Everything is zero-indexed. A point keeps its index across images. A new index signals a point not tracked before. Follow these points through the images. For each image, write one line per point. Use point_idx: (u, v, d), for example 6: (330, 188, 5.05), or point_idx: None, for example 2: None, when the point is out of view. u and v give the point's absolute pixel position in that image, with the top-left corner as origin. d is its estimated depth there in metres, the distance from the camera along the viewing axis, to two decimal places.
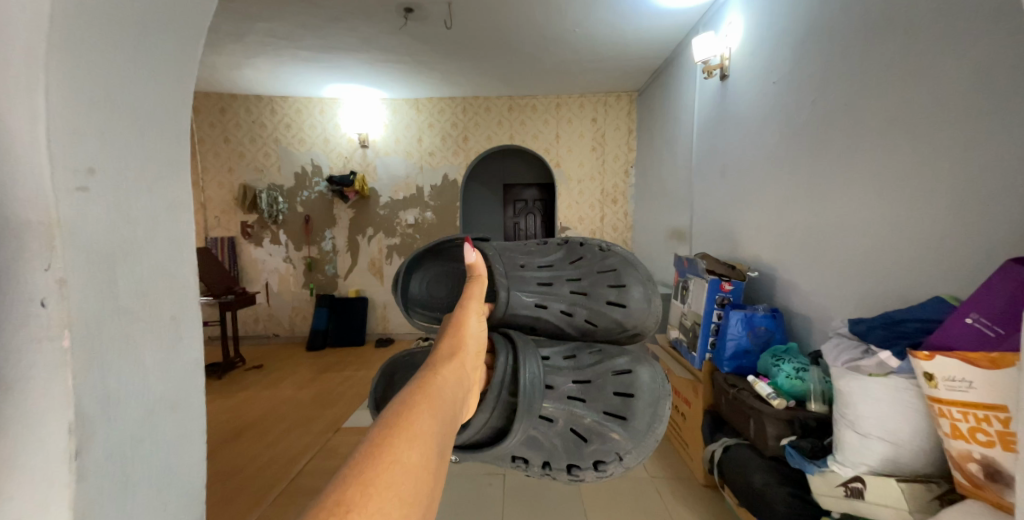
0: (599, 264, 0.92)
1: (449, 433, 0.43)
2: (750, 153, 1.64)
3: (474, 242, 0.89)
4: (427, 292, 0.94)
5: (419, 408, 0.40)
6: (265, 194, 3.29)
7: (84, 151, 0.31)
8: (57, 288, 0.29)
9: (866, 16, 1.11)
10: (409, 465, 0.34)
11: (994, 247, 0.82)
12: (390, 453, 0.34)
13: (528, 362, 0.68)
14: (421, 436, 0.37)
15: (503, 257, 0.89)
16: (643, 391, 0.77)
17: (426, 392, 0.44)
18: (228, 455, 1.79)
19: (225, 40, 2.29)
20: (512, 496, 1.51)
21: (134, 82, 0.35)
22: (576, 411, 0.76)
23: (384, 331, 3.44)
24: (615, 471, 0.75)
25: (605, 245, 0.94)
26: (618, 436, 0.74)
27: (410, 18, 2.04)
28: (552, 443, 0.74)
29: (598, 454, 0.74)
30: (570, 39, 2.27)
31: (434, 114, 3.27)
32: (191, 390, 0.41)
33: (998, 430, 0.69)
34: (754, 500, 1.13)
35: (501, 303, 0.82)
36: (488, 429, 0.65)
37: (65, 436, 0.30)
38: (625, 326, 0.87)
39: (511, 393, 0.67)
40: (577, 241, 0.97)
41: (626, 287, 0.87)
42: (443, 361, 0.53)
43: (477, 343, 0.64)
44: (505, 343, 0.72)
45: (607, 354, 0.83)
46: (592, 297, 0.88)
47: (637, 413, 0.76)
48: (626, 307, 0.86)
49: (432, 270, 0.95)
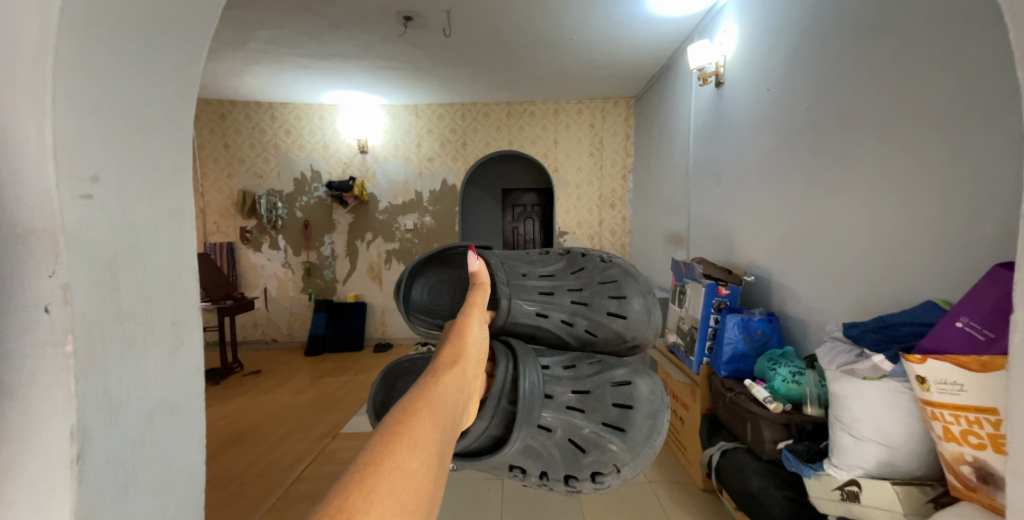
0: (601, 275, 0.93)
1: (449, 439, 0.43)
2: (745, 159, 1.66)
3: (477, 250, 0.89)
4: (429, 298, 0.95)
5: (420, 415, 0.41)
6: (265, 199, 3.30)
7: (87, 159, 0.32)
8: (61, 293, 0.30)
9: (857, 27, 1.13)
10: (410, 473, 0.35)
11: (985, 251, 0.83)
12: (391, 461, 0.35)
13: (528, 370, 0.70)
14: (422, 444, 0.38)
15: (505, 266, 0.90)
16: (642, 403, 0.78)
17: (428, 400, 0.45)
18: (226, 461, 1.78)
19: (225, 48, 2.31)
20: (511, 501, 1.51)
21: (140, 96, 0.37)
22: (575, 421, 0.77)
23: (383, 336, 3.44)
24: (613, 483, 0.75)
25: (606, 257, 0.95)
26: (616, 448, 0.75)
27: (409, 26, 2.07)
28: (550, 452, 0.75)
29: (596, 465, 0.75)
30: (567, 47, 2.30)
31: (433, 120, 3.29)
32: (192, 395, 0.42)
33: (989, 432, 0.71)
34: (751, 504, 1.13)
35: (503, 311, 0.83)
36: (487, 436, 0.66)
37: (66, 440, 0.31)
38: (625, 337, 0.88)
39: (511, 401, 0.68)
40: (578, 252, 0.98)
41: (627, 299, 0.88)
42: (444, 368, 0.54)
43: (478, 351, 0.64)
44: (505, 352, 0.73)
45: (606, 365, 0.84)
46: (593, 307, 0.89)
47: (635, 425, 0.77)
48: (626, 319, 0.87)
49: (434, 277, 0.96)
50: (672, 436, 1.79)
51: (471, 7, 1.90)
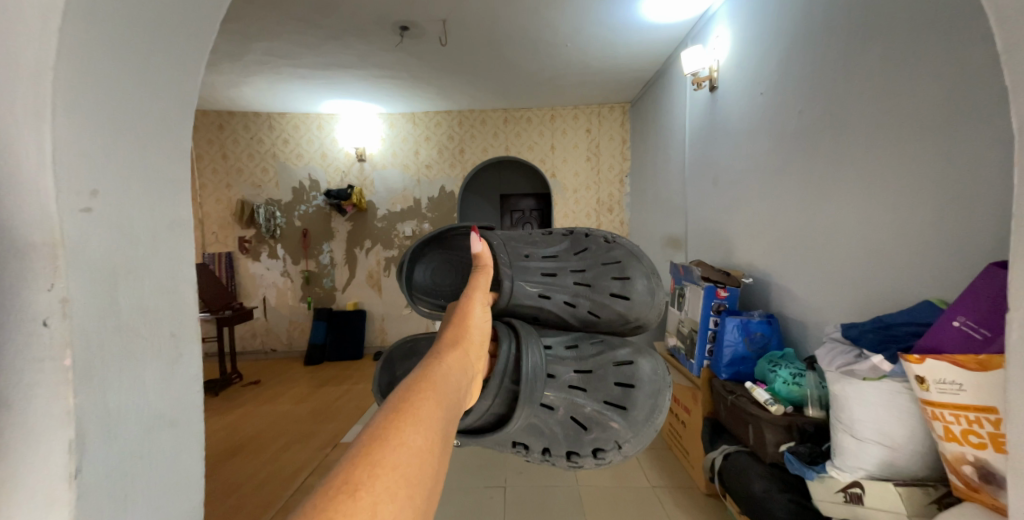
0: (605, 256, 0.92)
1: (452, 418, 0.43)
2: (740, 161, 1.68)
3: (480, 232, 0.91)
4: (431, 279, 0.96)
5: (423, 394, 0.41)
6: (263, 209, 3.32)
7: (86, 175, 0.33)
8: (60, 307, 0.31)
9: (847, 30, 1.15)
10: (414, 447, 0.35)
11: (979, 253, 0.84)
12: (395, 437, 0.35)
13: (530, 350, 0.69)
14: (426, 421, 0.38)
15: (507, 247, 0.91)
16: (644, 383, 0.78)
17: (431, 379, 0.44)
18: (225, 473, 1.77)
19: (223, 60, 2.33)
20: (512, 507, 1.51)
21: (141, 114, 0.37)
22: (577, 399, 0.77)
23: (382, 344, 3.42)
24: (614, 459, 0.75)
25: (611, 237, 0.94)
26: (617, 425, 0.75)
27: (406, 36, 2.09)
28: (553, 430, 0.75)
29: (598, 442, 0.75)
30: (562, 54, 2.32)
31: (430, 128, 3.30)
32: (191, 406, 0.42)
33: (990, 432, 0.71)
34: (753, 507, 1.12)
35: (505, 291, 0.84)
36: (490, 415, 0.66)
37: (64, 454, 0.31)
38: (628, 318, 0.88)
39: (513, 381, 0.68)
40: (582, 233, 0.97)
41: (630, 279, 0.88)
42: (447, 349, 0.54)
43: (480, 333, 0.64)
44: (507, 331, 0.73)
45: (609, 345, 0.84)
46: (596, 288, 0.89)
47: (637, 404, 0.77)
48: (628, 300, 0.87)
49: (436, 259, 0.96)
50: (675, 439, 1.79)
51: (468, 17, 1.93)
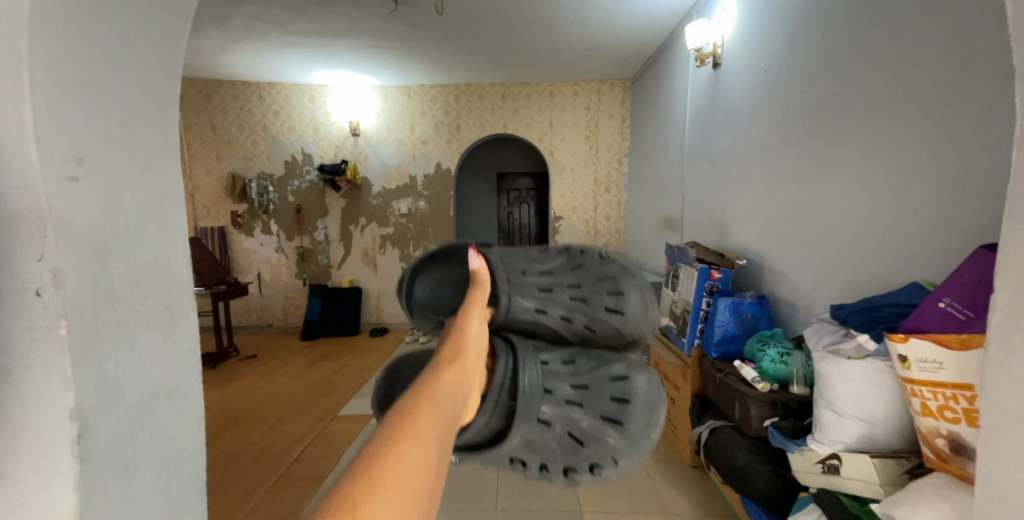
0: (600, 271, 0.89)
1: (448, 435, 0.44)
2: (740, 144, 1.67)
3: (477, 249, 0.86)
4: (430, 295, 0.91)
5: (422, 410, 0.42)
6: (255, 183, 3.25)
7: (71, 143, 0.34)
8: (51, 277, 0.33)
9: (855, 9, 1.12)
10: (412, 464, 0.36)
11: (970, 241, 0.85)
12: (393, 454, 0.35)
13: (527, 367, 0.71)
14: (423, 438, 0.39)
15: (504, 264, 0.85)
16: (639, 398, 0.80)
17: (428, 395, 0.45)
18: (224, 444, 1.81)
19: (208, 24, 2.24)
20: (505, 479, 1.56)
21: (119, 88, 0.38)
22: (574, 415, 0.78)
23: (378, 320, 3.45)
24: (610, 474, 0.78)
25: (605, 253, 0.90)
26: (613, 441, 0.77)
27: (400, 3, 2.00)
28: (550, 446, 0.76)
29: (594, 457, 0.77)
30: (563, 26, 2.25)
31: (426, 102, 3.22)
32: (189, 381, 0.45)
33: (965, 407, 0.74)
34: (736, 478, 1.17)
35: (502, 307, 0.80)
36: (488, 431, 0.67)
37: (66, 422, 0.34)
38: (624, 333, 0.86)
39: (510, 396, 0.69)
40: (577, 248, 0.92)
41: (625, 294, 0.85)
42: (445, 364, 0.54)
43: (478, 348, 0.64)
44: (504, 348, 0.73)
45: (605, 360, 0.84)
46: (591, 304, 0.86)
47: (633, 419, 0.79)
48: (623, 315, 0.85)
49: (435, 274, 0.91)
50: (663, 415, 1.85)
51: None
